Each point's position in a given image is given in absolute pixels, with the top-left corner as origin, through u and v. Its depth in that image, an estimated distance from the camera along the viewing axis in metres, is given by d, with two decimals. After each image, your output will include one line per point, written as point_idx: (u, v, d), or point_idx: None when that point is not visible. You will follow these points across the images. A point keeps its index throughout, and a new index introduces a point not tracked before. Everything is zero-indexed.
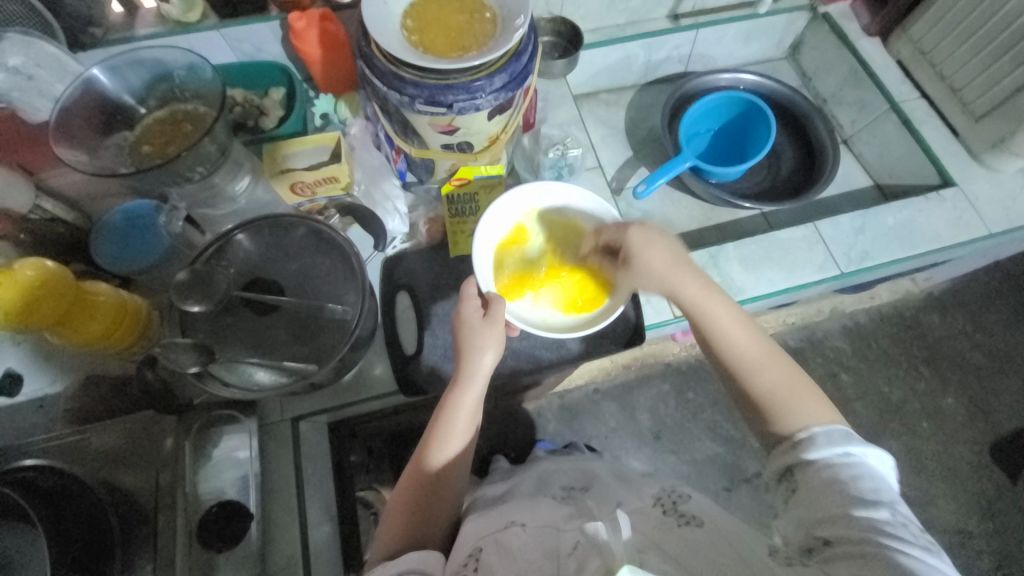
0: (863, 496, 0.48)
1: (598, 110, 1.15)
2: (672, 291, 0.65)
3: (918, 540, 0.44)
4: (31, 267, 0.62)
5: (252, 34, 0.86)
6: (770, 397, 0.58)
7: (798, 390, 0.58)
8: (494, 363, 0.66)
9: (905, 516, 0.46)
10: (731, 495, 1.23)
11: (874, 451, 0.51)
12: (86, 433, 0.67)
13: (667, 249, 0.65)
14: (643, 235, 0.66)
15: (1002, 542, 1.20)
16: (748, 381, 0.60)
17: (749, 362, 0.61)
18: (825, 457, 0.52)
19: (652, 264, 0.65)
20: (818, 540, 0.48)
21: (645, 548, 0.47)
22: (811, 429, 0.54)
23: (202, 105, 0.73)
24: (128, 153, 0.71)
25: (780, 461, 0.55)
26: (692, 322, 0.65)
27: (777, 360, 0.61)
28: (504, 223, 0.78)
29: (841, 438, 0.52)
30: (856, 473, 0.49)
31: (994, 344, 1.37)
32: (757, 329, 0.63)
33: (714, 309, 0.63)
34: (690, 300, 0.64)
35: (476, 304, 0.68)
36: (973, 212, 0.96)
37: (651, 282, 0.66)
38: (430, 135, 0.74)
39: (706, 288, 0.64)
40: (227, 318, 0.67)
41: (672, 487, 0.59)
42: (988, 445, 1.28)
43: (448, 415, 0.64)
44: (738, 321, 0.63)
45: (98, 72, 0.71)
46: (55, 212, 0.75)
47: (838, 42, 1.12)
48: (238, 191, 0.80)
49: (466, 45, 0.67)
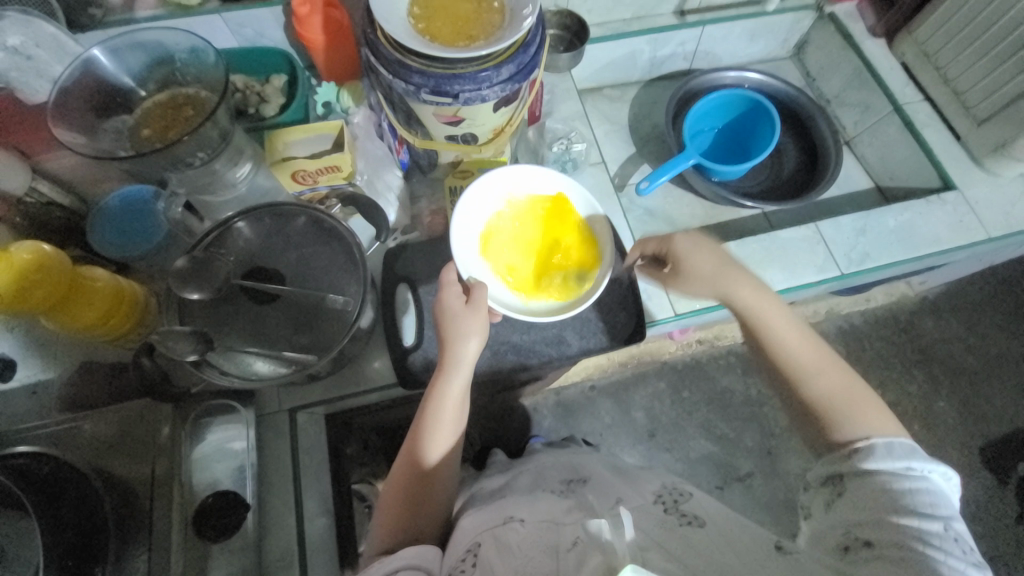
0: (919, 507, 0.47)
1: (602, 105, 1.14)
2: (726, 296, 0.67)
3: (967, 556, 0.44)
4: (28, 250, 0.61)
5: (255, 18, 0.85)
6: (829, 403, 0.59)
7: (855, 397, 0.59)
8: (479, 350, 0.66)
9: (959, 533, 0.46)
10: (724, 493, 1.24)
11: (937, 468, 0.50)
12: (79, 420, 0.66)
13: (717, 255, 0.68)
14: (690, 242, 0.69)
15: (990, 545, 1.22)
16: (805, 388, 0.61)
17: (805, 367, 0.62)
18: (883, 467, 0.51)
19: (704, 269, 0.67)
20: (857, 541, 0.47)
21: (648, 546, 0.47)
22: (871, 441, 0.53)
23: (203, 89, 0.71)
24: (128, 137, 0.69)
25: (830, 466, 0.55)
26: (748, 327, 0.67)
27: (833, 367, 0.62)
28: (479, 212, 0.77)
29: (902, 453, 0.51)
30: (914, 486, 0.49)
31: (987, 348, 1.39)
32: (815, 336, 0.65)
33: (767, 313, 0.65)
34: (744, 304, 0.66)
35: (457, 291, 0.68)
36: (973, 216, 0.97)
37: (705, 287, 0.68)
38: (435, 125, 0.73)
39: (762, 292, 0.66)
40: (225, 307, 0.66)
41: (673, 485, 0.59)
42: (978, 448, 1.29)
43: (434, 407, 0.64)
44: (794, 328, 0.64)
45: (99, 53, 0.70)
46: (52, 196, 0.73)
47: (844, 43, 1.12)
48: (239, 178, 0.78)
49: (473, 34, 0.66)
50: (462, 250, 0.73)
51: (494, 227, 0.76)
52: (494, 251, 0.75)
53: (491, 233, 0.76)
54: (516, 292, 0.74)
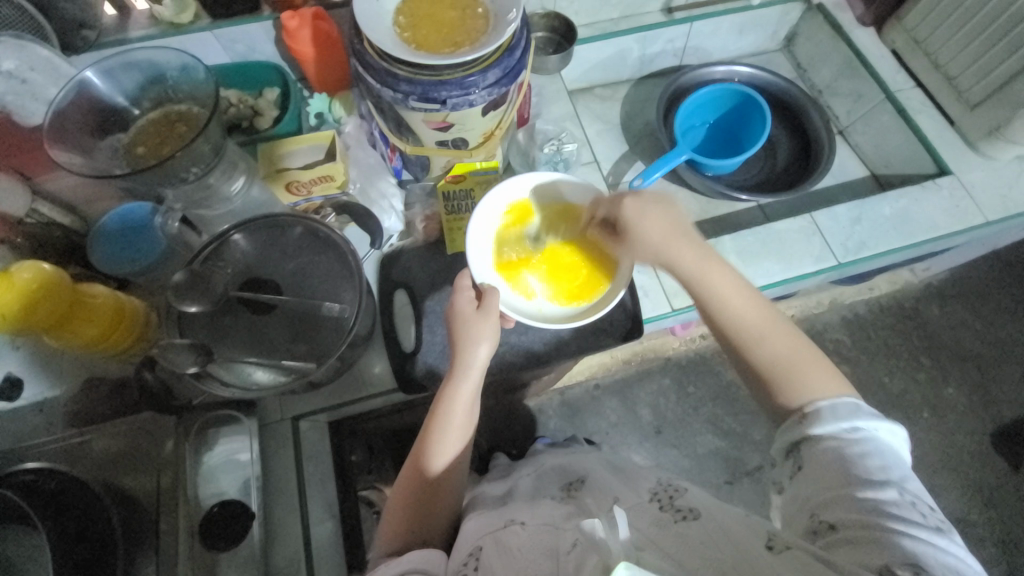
0: (870, 475, 0.48)
1: (594, 104, 1.14)
2: (669, 263, 0.65)
3: (926, 521, 0.45)
4: (28, 270, 0.63)
5: (246, 34, 0.86)
6: (772, 368, 0.58)
7: (801, 356, 0.59)
8: (489, 355, 0.66)
9: (913, 496, 0.47)
10: (732, 489, 1.23)
11: (883, 424, 0.51)
12: (87, 435, 0.67)
13: (662, 218, 0.65)
14: (636, 207, 0.66)
15: (1005, 532, 1.20)
16: (751, 353, 0.60)
17: (750, 332, 0.61)
18: (831, 432, 0.52)
19: (648, 236, 0.65)
20: (823, 524, 0.48)
21: (644, 546, 0.47)
22: (817, 404, 0.54)
23: (196, 105, 0.73)
24: (123, 155, 0.70)
25: (787, 438, 0.55)
26: (692, 293, 0.65)
27: (780, 328, 0.61)
28: (496, 217, 0.78)
29: (846, 412, 0.52)
30: (862, 449, 0.50)
31: (994, 333, 1.38)
32: (759, 297, 0.63)
33: (712, 279, 0.63)
34: (688, 271, 0.64)
35: (469, 296, 0.69)
36: (969, 200, 0.96)
37: (648, 254, 0.66)
38: (425, 131, 0.74)
39: (702, 256, 0.64)
40: (225, 318, 0.67)
41: (669, 482, 0.59)
42: (990, 434, 1.28)
43: (444, 409, 0.64)
44: (737, 290, 0.63)
45: (92, 75, 0.71)
46: (52, 215, 0.75)
47: (833, 33, 1.12)
48: (233, 192, 0.77)
49: (458, 40, 0.67)
50: (475, 248, 0.74)
51: (512, 228, 0.78)
52: (508, 252, 0.76)
53: (509, 234, 0.77)
54: (523, 294, 0.74)
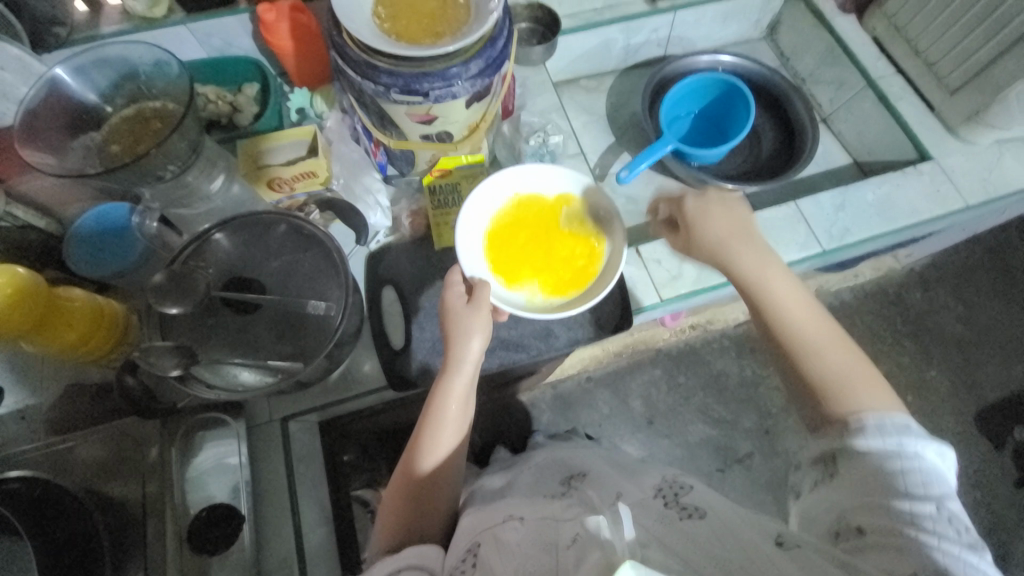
0: (910, 490, 0.48)
1: (579, 96, 1.14)
2: (729, 260, 0.66)
3: (960, 537, 0.45)
4: (2, 274, 0.61)
5: (221, 28, 0.84)
6: (831, 380, 0.57)
7: (861, 372, 0.58)
8: (482, 349, 0.66)
9: (952, 512, 0.47)
10: (724, 476, 1.25)
11: (932, 446, 0.50)
12: (72, 441, 0.67)
13: (727, 220, 0.68)
14: (699, 204, 0.70)
15: (988, 510, 1.23)
16: (808, 362, 0.59)
17: (811, 342, 0.60)
18: (882, 447, 0.51)
19: (709, 234, 0.68)
20: (850, 528, 0.49)
21: (648, 542, 0.47)
22: (863, 416, 0.53)
23: (171, 101, 0.70)
24: (96, 154, 0.68)
25: (825, 444, 0.55)
26: (749, 297, 0.65)
27: (839, 345, 0.60)
28: (488, 204, 0.77)
29: (895, 430, 0.51)
30: (907, 466, 0.49)
31: (975, 316, 1.41)
32: (823, 311, 0.63)
33: (771, 283, 0.64)
34: (746, 270, 0.65)
35: (459, 291, 0.69)
36: (950, 185, 0.98)
37: (706, 252, 0.69)
38: (408, 125, 0.73)
39: (764, 261, 0.65)
40: (209, 320, 0.65)
41: (674, 478, 0.60)
42: (972, 415, 1.31)
43: (439, 403, 0.64)
44: (800, 298, 0.63)
45: (62, 72, 0.69)
46: (26, 219, 0.72)
47: (815, 21, 1.13)
48: (214, 190, 0.77)
49: (440, 31, 0.66)
50: (465, 238, 0.73)
51: (504, 217, 0.77)
52: (498, 242, 0.76)
53: (500, 223, 0.77)
54: (513, 283, 0.74)
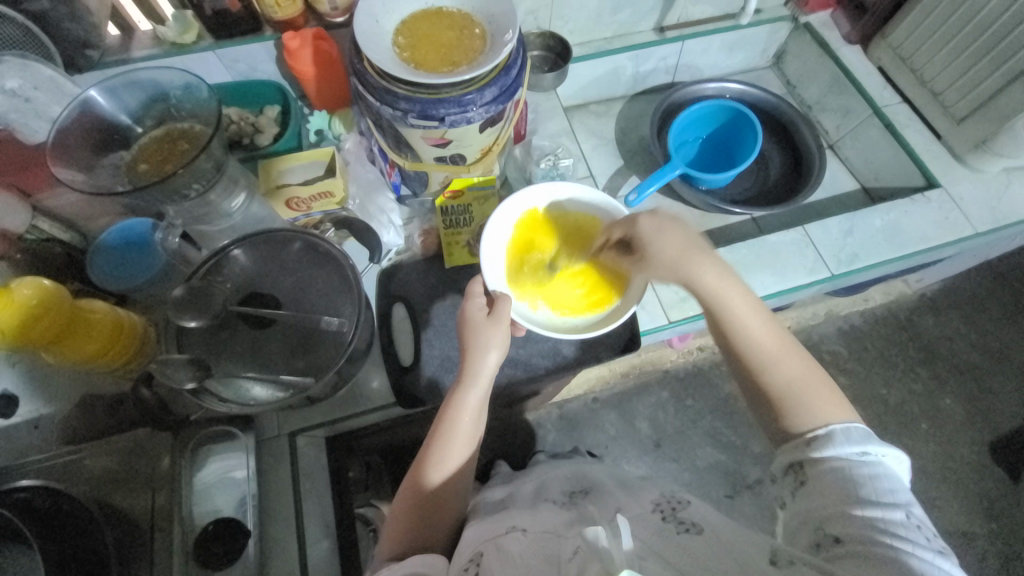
0: (878, 497, 0.47)
1: (589, 121, 1.17)
2: (689, 280, 0.63)
3: (931, 544, 0.44)
4: (29, 286, 0.63)
5: (247, 54, 0.88)
6: (785, 395, 0.57)
7: (813, 382, 0.58)
8: (499, 363, 0.66)
9: (919, 519, 0.46)
10: (733, 502, 1.22)
11: (892, 452, 0.51)
12: (81, 453, 0.67)
13: (682, 238, 0.65)
14: (654, 223, 0.66)
15: (1008, 544, 1.19)
16: (765, 377, 0.59)
17: (766, 355, 0.59)
18: (842, 455, 0.51)
19: (666, 253, 0.64)
20: (828, 537, 0.47)
21: (646, 555, 0.46)
22: (823, 430, 0.54)
23: (198, 123, 0.74)
24: (124, 172, 0.71)
25: (789, 455, 0.55)
26: (709, 313, 0.63)
27: (793, 355, 0.60)
28: (509, 223, 0.78)
29: (860, 437, 0.52)
30: (872, 473, 0.49)
31: (989, 343, 1.39)
32: (775, 320, 0.62)
33: (730, 299, 0.62)
34: (707, 289, 0.63)
35: (480, 303, 0.68)
36: (958, 212, 0.98)
37: (666, 270, 0.65)
38: (423, 148, 0.75)
39: (724, 276, 0.63)
40: (224, 333, 0.67)
41: (672, 493, 0.59)
42: (988, 445, 1.28)
43: (452, 414, 0.64)
44: (756, 312, 0.61)
45: (96, 93, 0.72)
46: (52, 232, 0.76)
47: (820, 51, 1.15)
48: (234, 208, 0.78)
49: (456, 60, 0.69)
50: (490, 235, 0.76)
51: (538, 230, 0.79)
52: (522, 253, 0.78)
53: (532, 235, 0.79)
54: (519, 292, 0.75)
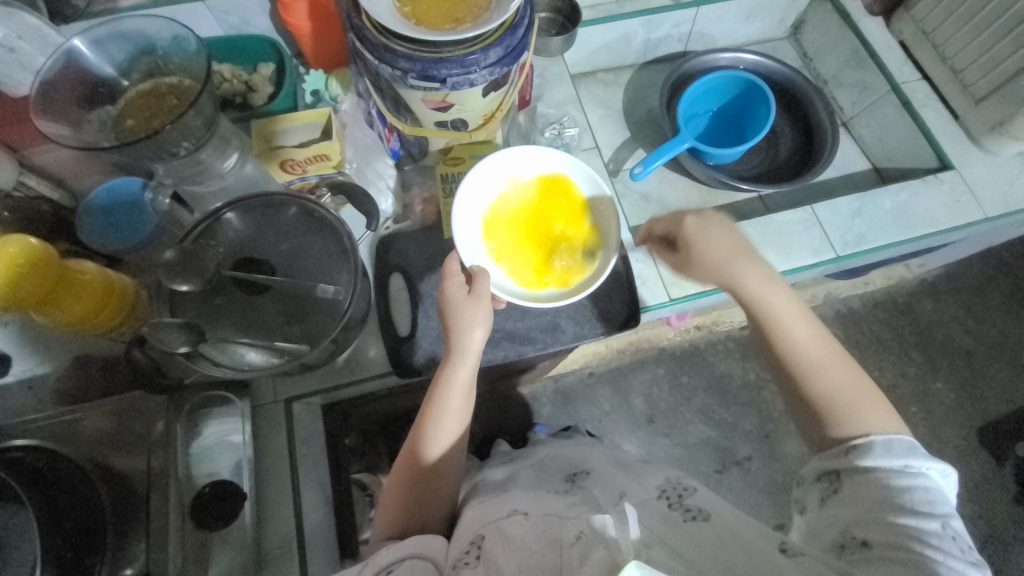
0: (918, 506, 0.47)
1: (596, 89, 1.13)
2: (734, 284, 0.66)
3: (964, 554, 0.44)
4: (14, 244, 0.61)
5: (239, 6, 0.84)
6: (830, 400, 0.58)
7: (859, 391, 0.58)
8: (484, 339, 0.66)
9: (956, 531, 0.46)
10: (722, 478, 1.24)
11: (936, 465, 0.50)
12: (78, 413, 0.67)
13: (728, 239, 0.67)
14: (699, 225, 0.68)
15: (987, 525, 1.22)
16: (810, 382, 0.59)
17: (812, 360, 0.60)
18: (881, 465, 0.51)
19: (712, 255, 0.66)
20: (854, 540, 0.48)
21: (651, 544, 0.46)
22: (870, 438, 0.53)
23: (187, 78, 0.70)
24: (111, 128, 0.68)
25: (825, 462, 0.55)
26: (751, 316, 0.65)
27: (840, 363, 0.60)
28: (471, 222, 0.74)
29: (902, 450, 0.51)
30: (914, 483, 0.49)
31: (985, 329, 1.39)
32: (824, 330, 0.63)
33: (777, 306, 0.63)
34: (753, 293, 0.64)
35: (459, 281, 0.68)
36: (969, 195, 0.96)
37: (711, 272, 0.67)
38: (423, 111, 0.72)
39: (770, 282, 0.65)
40: (217, 298, 0.65)
41: (678, 479, 0.59)
42: (975, 429, 1.30)
43: (441, 394, 0.64)
44: (803, 321, 0.63)
45: (81, 43, 0.69)
46: (40, 190, 0.73)
47: (840, 22, 1.11)
48: (227, 169, 0.75)
49: (460, 16, 0.65)
50: (464, 239, 0.72)
51: (495, 211, 0.75)
52: (494, 229, 0.74)
53: (494, 215, 0.75)
54: (519, 278, 0.72)
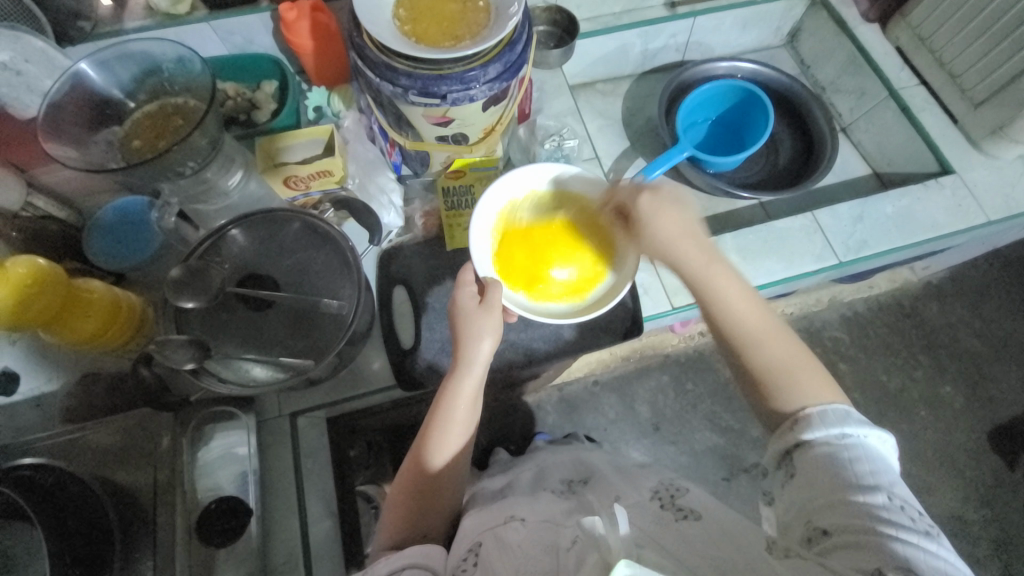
0: (861, 480, 0.47)
1: (595, 100, 1.14)
2: (679, 262, 0.63)
3: (917, 525, 0.43)
4: (23, 264, 0.62)
5: (243, 26, 0.85)
6: (773, 374, 0.57)
7: (798, 365, 0.58)
8: (492, 350, 0.66)
9: (902, 500, 0.46)
10: (730, 485, 1.23)
11: (874, 432, 0.50)
12: (84, 430, 0.67)
13: (677, 218, 0.63)
14: (653, 204, 0.64)
15: (1000, 530, 1.21)
16: (753, 357, 0.59)
17: (753, 334, 0.59)
18: (823, 438, 0.51)
19: (661, 235, 0.63)
20: (817, 530, 0.47)
21: (643, 543, 0.46)
22: (809, 411, 0.53)
23: (192, 98, 0.71)
24: (118, 148, 0.70)
25: (781, 442, 0.54)
26: (696, 293, 0.63)
27: (782, 338, 0.59)
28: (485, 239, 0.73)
29: (836, 419, 0.51)
30: (854, 453, 0.49)
31: (993, 331, 1.38)
32: (766, 305, 0.62)
33: (719, 284, 0.61)
34: (699, 272, 0.62)
35: (472, 292, 0.68)
36: (972, 199, 0.96)
37: (660, 252, 0.64)
38: (424, 127, 0.73)
39: (714, 259, 0.62)
40: (222, 315, 0.66)
41: (670, 480, 0.59)
42: (986, 432, 1.29)
43: (448, 403, 0.64)
44: (746, 296, 0.61)
45: (86, 66, 0.70)
46: (47, 210, 0.75)
47: (837, 29, 1.11)
48: (232, 186, 0.78)
49: (459, 34, 0.66)
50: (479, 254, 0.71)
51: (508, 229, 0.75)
52: (507, 247, 0.75)
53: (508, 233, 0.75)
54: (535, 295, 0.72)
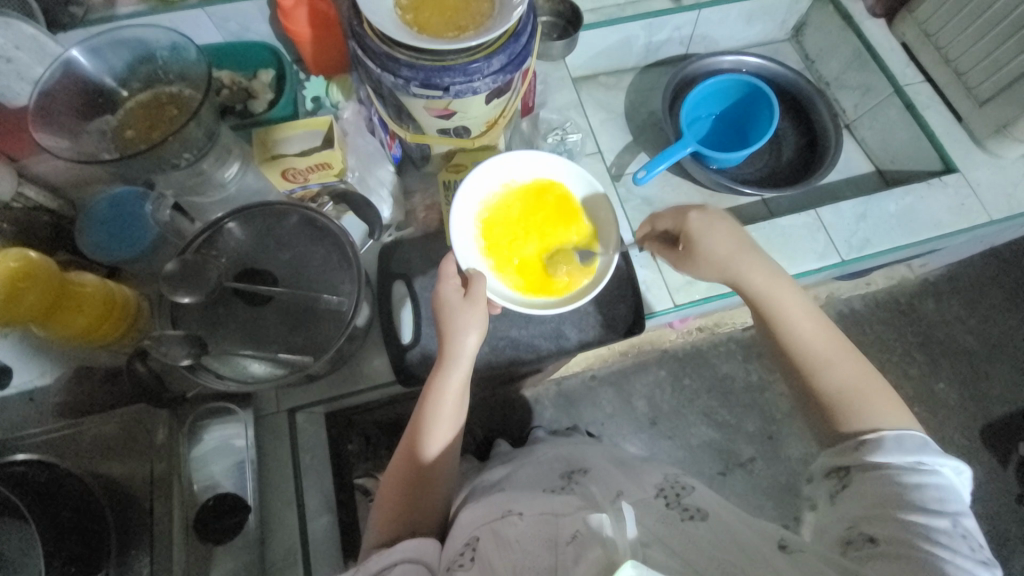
0: (927, 504, 0.47)
1: (598, 94, 1.12)
2: (737, 279, 0.66)
3: (975, 553, 0.44)
4: (14, 258, 0.61)
5: (239, 13, 0.83)
6: (840, 395, 0.57)
7: (868, 386, 0.57)
8: (478, 344, 0.66)
9: (966, 529, 0.45)
10: (726, 479, 1.24)
11: (949, 462, 0.50)
12: (80, 422, 0.65)
13: (730, 236, 0.66)
14: (702, 221, 0.66)
15: (991, 524, 1.22)
16: (818, 376, 0.59)
17: (818, 355, 0.60)
18: (890, 462, 0.51)
19: (715, 252, 0.65)
20: (861, 537, 0.47)
21: (648, 543, 0.45)
22: (880, 433, 0.53)
23: (187, 87, 0.70)
24: (112, 138, 0.68)
25: (836, 458, 0.55)
26: (757, 310, 0.65)
27: (849, 359, 0.60)
28: (469, 227, 0.73)
29: (913, 446, 0.51)
30: (926, 481, 0.48)
31: (989, 329, 1.38)
32: (830, 325, 0.63)
33: (781, 301, 0.63)
34: (758, 289, 0.65)
35: (455, 284, 0.67)
36: (974, 198, 0.95)
37: (717, 269, 0.66)
38: (426, 119, 0.72)
39: (774, 277, 0.65)
40: (219, 309, 0.65)
41: (675, 479, 0.58)
42: (980, 428, 1.30)
43: (434, 399, 0.63)
44: (808, 315, 0.63)
45: (78, 54, 0.68)
46: (38, 200, 0.72)
47: (842, 24, 1.10)
48: (228, 178, 0.78)
49: (462, 24, 0.64)
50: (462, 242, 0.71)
51: (493, 216, 0.74)
52: (491, 235, 0.73)
53: (493, 220, 0.74)
54: (517, 284, 0.71)
